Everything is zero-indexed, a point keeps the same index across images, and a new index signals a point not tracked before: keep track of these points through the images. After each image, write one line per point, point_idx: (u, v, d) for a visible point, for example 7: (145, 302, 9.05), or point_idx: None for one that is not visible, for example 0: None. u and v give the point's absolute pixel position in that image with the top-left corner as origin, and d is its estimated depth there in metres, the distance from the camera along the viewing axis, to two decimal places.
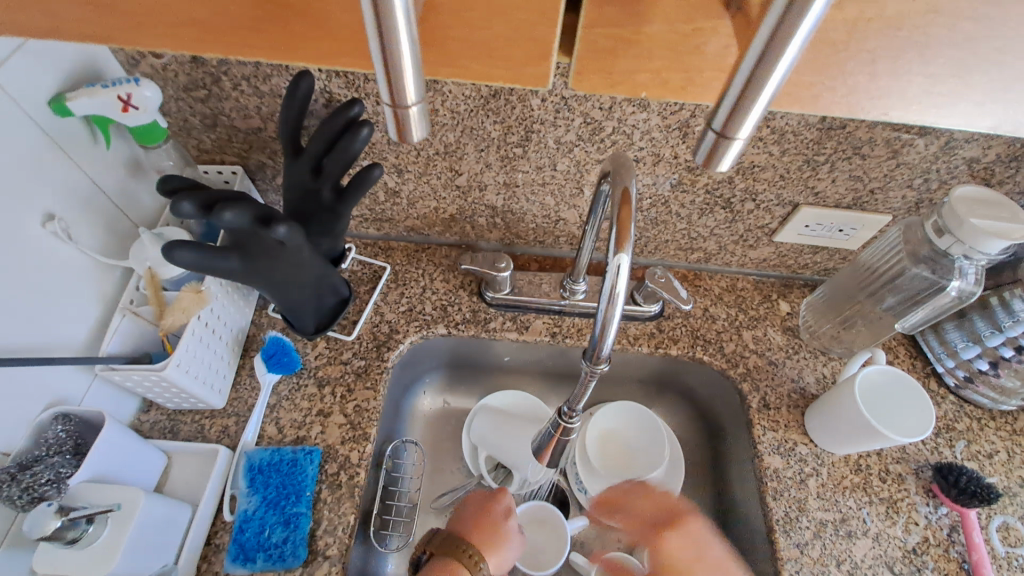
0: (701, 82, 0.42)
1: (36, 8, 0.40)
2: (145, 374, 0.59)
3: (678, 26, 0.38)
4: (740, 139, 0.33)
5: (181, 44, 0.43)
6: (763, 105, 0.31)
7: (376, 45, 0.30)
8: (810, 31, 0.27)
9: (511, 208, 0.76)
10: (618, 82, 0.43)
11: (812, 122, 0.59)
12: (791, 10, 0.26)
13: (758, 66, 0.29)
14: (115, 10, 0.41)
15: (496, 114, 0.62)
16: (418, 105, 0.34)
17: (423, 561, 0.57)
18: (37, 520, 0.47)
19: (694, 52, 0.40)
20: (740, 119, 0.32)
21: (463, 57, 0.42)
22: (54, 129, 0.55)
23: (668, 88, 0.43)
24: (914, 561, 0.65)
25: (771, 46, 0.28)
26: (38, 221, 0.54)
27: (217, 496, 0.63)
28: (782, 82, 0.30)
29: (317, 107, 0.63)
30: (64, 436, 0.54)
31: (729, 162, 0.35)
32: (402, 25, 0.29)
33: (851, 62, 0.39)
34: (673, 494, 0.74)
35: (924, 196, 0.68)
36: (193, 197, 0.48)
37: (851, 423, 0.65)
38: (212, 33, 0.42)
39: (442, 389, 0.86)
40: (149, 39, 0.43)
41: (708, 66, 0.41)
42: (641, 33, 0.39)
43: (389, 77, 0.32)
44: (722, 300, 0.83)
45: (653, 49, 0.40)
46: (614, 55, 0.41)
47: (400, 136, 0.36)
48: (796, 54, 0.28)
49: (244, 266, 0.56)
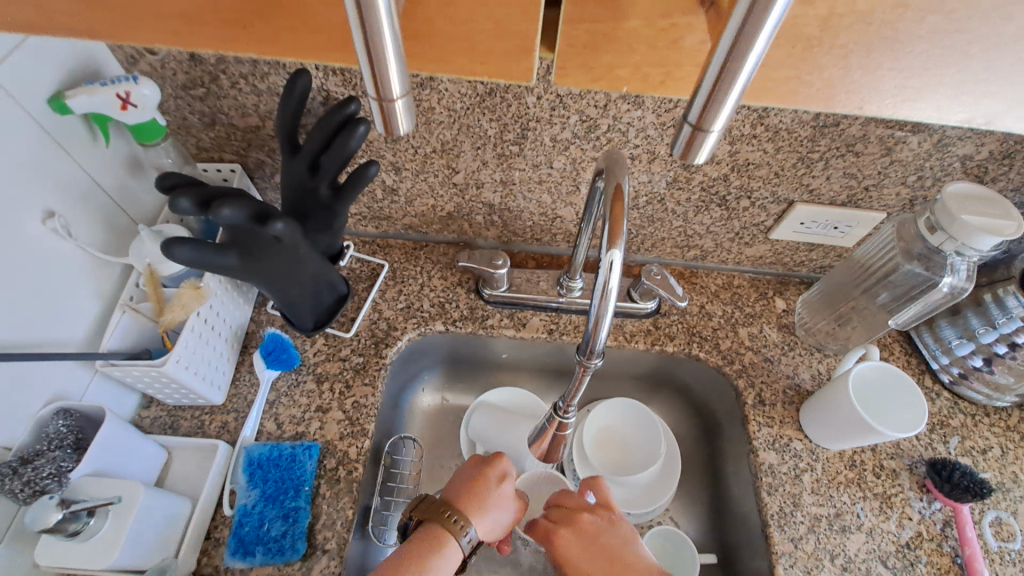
0: (679, 77, 0.43)
1: (32, 5, 0.41)
2: (145, 370, 0.59)
3: (655, 22, 0.39)
4: (716, 132, 0.33)
5: (176, 38, 0.44)
6: (735, 97, 0.31)
7: (360, 39, 0.31)
8: (776, 24, 0.27)
9: (509, 206, 0.77)
10: (599, 77, 0.45)
11: (805, 120, 0.60)
12: (758, 3, 0.27)
13: (729, 58, 0.29)
14: (109, 7, 0.42)
15: (493, 112, 0.62)
16: (403, 99, 0.35)
17: (411, 527, 0.59)
18: (38, 513, 0.48)
19: (672, 46, 0.41)
20: (714, 110, 0.32)
21: (449, 53, 0.44)
22: (54, 127, 0.55)
23: (648, 81, 0.44)
24: (908, 555, 0.65)
25: (740, 38, 0.28)
26: (38, 218, 0.55)
27: (217, 490, 0.63)
28: (752, 74, 0.30)
29: (314, 105, 0.63)
30: (65, 431, 0.55)
31: (706, 155, 0.35)
32: (385, 20, 0.29)
33: (824, 57, 0.40)
34: (669, 492, 0.76)
35: (918, 193, 0.68)
36: (190, 194, 0.49)
37: (845, 419, 0.66)
38: (203, 27, 0.43)
39: (440, 386, 0.87)
40: (143, 33, 0.44)
41: (685, 60, 0.42)
42: (620, 29, 0.41)
43: (375, 72, 0.32)
44: (718, 297, 0.83)
45: (631, 44, 0.42)
46: (594, 50, 0.43)
47: (386, 128, 0.37)
48: (764, 45, 0.28)
49: (242, 263, 0.56)
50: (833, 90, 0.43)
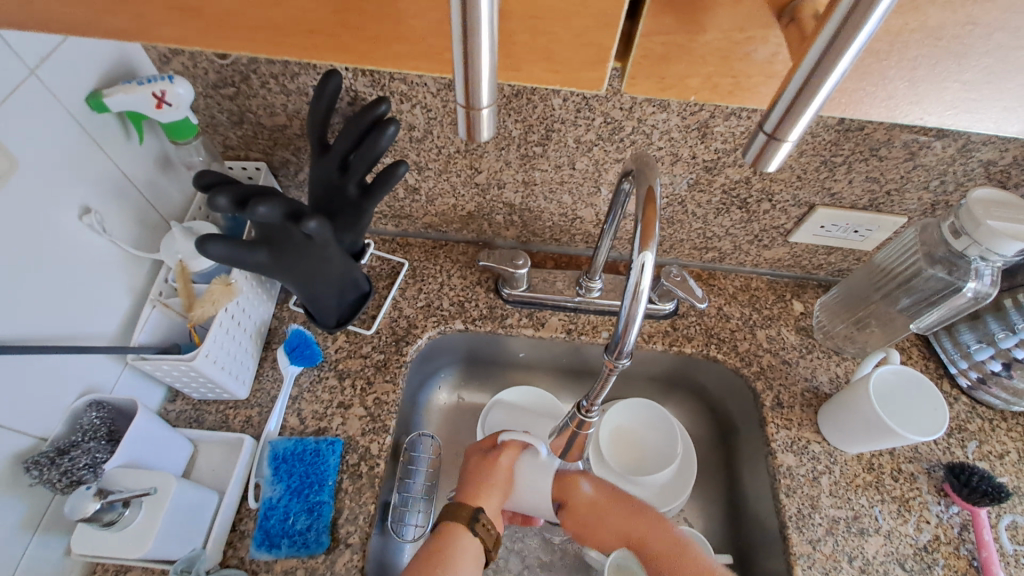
0: (749, 87, 0.42)
1: (120, 12, 0.39)
2: (174, 364, 0.61)
3: (731, 35, 0.38)
4: (790, 141, 0.33)
5: (257, 48, 0.42)
6: (815, 109, 0.31)
7: (459, 50, 0.31)
8: (862, 46, 0.28)
9: (530, 206, 0.77)
10: (669, 86, 0.42)
11: (830, 124, 0.60)
12: (849, 20, 0.27)
13: (813, 74, 0.29)
14: (195, 14, 0.39)
15: (519, 113, 0.63)
16: (490, 108, 0.35)
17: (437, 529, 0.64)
18: (76, 503, 0.50)
19: (742, 59, 0.39)
20: (792, 121, 0.32)
21: (524, 62, 0.41)
22: (88, 122, 0.56)
23: (717, 91, 0.42)
24: (925, 558, 0.65)
25: (824, 57, 0.28)
26: (75, 214, 0.56)
27: (242, 484, 0.64)
28: (833, 90, 0.30)
29: (342, 106, 0.64)
30: (98, 423, 0.56)
31: (778, 163, 0.35)
32: (485, 28, 0.29)
33: (891, 69, 0.38)
34: (685, 491, 0.76)
35: (940, 198, 0.69)
36: (228, 192, 0.50)
37: (865, 422, 0.66)
38: (285, 36, 0.41)
39: (457, 384, 0.87)
40: (225, 41, 0.42)
41: (755, 72, 0.40)
42: (695, 42, 0.39)
43: (465, 79, 0.32)
44: (736, 299, 0.84)
45: (704, 56, 0.39)
46: (667, 61, 0.40)
47: (468, 134, 0.37)
48: (852, 58, 0.29)
49: (272, 260, 0.57)
50: (868, 105, 0.41)
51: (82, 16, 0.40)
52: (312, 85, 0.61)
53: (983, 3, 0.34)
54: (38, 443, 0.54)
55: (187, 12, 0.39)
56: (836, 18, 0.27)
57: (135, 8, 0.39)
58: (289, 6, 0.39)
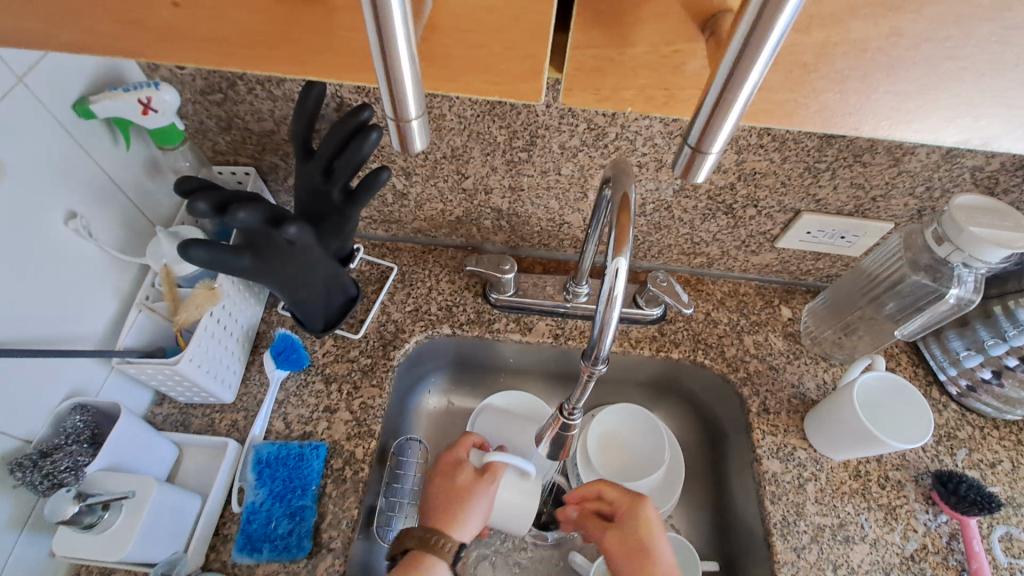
0: (683, 99, 0.41)
1: (75, 24, 0.40)
2: (158, 368, 0.61)
3: (660, 48, 0.38)
4: (714, 153, 0.34)
5: (205, 58, 0.41)
6: (734, 119, 0.31)
7: (381, 65, 0.31)
8: (771, 56, 0.28)
9: (517, 211, 0.78)
10: (605, 98, 0.42)
11: (811, 132, 0.60)
12: (755, 32, 0.27)
13: (727, 88, 0.30)
14: (147, 26, 0.40)
15: (502, 119, 0.63)
16: (420, 118, 0.35)
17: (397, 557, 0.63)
18: (56, 505, 0.50)
19: (675, 71, 0.39)
20: (713, 134, 0.32)
21: (462, 72, 0.41)
22: (76, 129, 0.57)
23: (652, 103, 0.41)
24: (912, 567, 0.65)
25: (736, 71, 0.29)
26: (61, 219, 0.56)
27: (226, 488, 0.64)
28: (750, 98, 0.30)
29: (328, 111, 0.65)
30: (82, 426, 0.57)
31: (706, 173, 0.36)
32: (402, 40, 0.29)
33: (820, 82, 0.38)
34: (674, 497, 0.75)
35: (926, 205, 0.69)
36: (208, 197, 0.50)
37: (848, 428, 0.66)
38: (231, 45, 0.41)
39: (446, 389, 0.88)
40: (174, 53, 0.41)
41: (686, 84, 0.40)
42: (624, 55, 0.39)
43: (392, 92, 0.33)
44: (724, 304, 0.84)
45: (635, 68, 0.39)
46: (600, 74, 0.40)
47: (402, 145, 0.37)
48: (762, 70, 0.29)
49: (255, 266, 0.57)
50: (828, 115, 0.39)
51: (40, 30, 0.40)
52: (297, 91, 0.62)
53: (907, 14, 0.34)
54: (22, 445, 0.54)
55: (136, 23, 0.40)
56: (742, 29, 0.27)
57: (86, 18, 0.39)
58: (231, 16, 0.39)
